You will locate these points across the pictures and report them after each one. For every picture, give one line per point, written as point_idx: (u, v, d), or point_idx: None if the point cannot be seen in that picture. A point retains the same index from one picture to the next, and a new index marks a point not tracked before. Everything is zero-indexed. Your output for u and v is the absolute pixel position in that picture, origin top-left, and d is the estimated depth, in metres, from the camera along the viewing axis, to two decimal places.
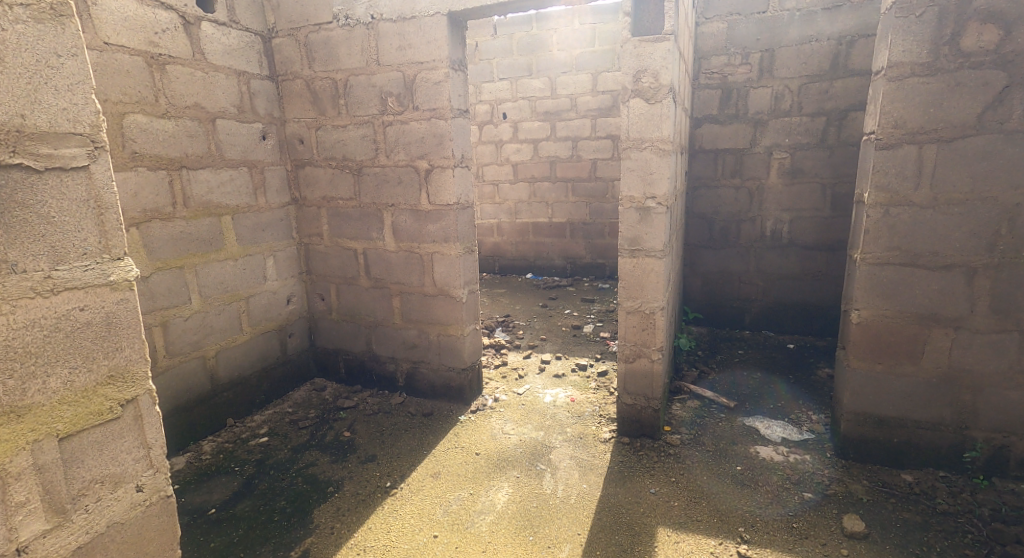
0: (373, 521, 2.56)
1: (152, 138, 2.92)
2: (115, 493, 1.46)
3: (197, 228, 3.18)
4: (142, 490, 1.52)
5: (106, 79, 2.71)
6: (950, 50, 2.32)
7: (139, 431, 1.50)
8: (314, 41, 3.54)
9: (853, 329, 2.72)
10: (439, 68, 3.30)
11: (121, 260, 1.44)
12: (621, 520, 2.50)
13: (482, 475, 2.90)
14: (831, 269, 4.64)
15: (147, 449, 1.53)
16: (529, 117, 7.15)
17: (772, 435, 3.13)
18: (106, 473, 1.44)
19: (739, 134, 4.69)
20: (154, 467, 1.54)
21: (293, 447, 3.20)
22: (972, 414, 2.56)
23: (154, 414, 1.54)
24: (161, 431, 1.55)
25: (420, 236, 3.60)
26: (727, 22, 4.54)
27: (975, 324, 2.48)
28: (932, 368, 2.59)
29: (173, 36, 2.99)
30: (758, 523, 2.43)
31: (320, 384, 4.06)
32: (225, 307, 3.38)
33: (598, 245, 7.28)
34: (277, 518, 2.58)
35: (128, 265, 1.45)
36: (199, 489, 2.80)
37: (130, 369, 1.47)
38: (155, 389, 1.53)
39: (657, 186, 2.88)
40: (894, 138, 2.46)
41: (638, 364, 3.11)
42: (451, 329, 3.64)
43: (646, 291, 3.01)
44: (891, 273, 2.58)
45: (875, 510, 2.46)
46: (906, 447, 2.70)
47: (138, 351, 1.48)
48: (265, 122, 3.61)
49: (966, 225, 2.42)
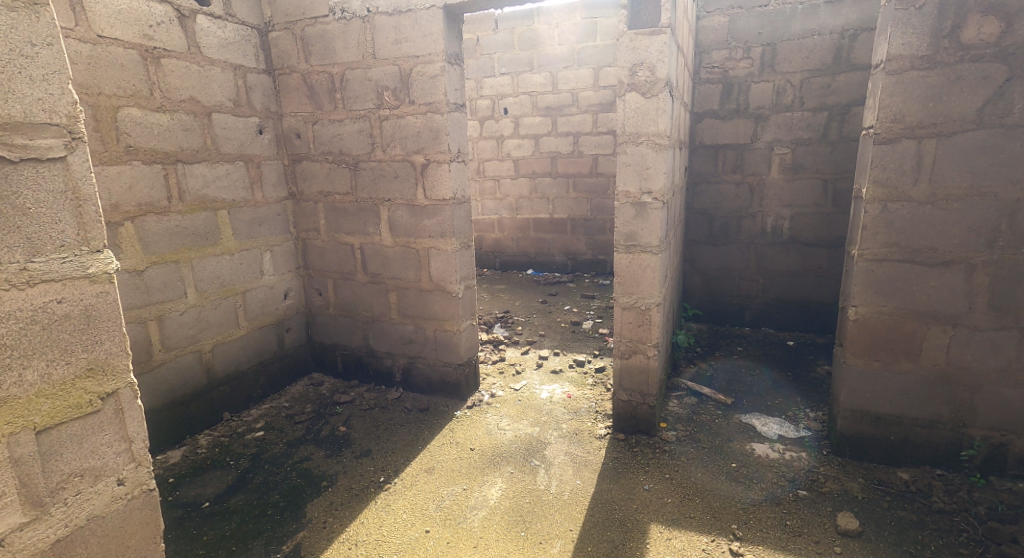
0: (365, 516, 2.56)
1: (146, 131, 2.91)
2: (96, 487, 1.46)
3: (192, 222, 3.17)
4: (124, 483, 1.52)
5: (100, 72, 2.70)
6: (950, 43, 2.28)
7: (120, 425, 1.50)
8: (311, 35, 3.52)
9: (850, 326, 2.69)
10: (435, 62, 3.29)
11: (101, 253, 1.43)
12: (614, 516, 2.49)
13: (476, 471, 2.89)
14: (831, 266, 4.61)
15: (129, 442, 1.52)
16: (530, 112, 7.12)
17: (768, 433, 3.12)
18: (85, 467, 1.44)
19: (739, 129, 4.65)
20: (137, 461, 1.54)
21: (289, 442, 3.20)
22: (970, 412, 2.53)
23: (136, 408, 1.54)
24: (143, 425, 1.54)
25: (417, 231, 3.59)
26: (729, 16, 4.50)
27: (974, 322, 2.45)
28: (929, 365, 2.56)
29: (168, 29, 2.98)
30: (752, 519, 2.42)
31: (317, 379, 4.06)
32: (222, 302, 3.38)
33: (599, 241, 7.26)
34: (270, 512, 2.58)
35: (107, 258, 1.44)
36: (194, 482, 2.80)
37: (110, 362, 1.47)
38: (136, 382, 1.52)
39: (653, 180, 2.86)
40: (892, 132, 2.42)
41: (634, 360, 3.10)
42: (448, 324, 3.64)
43: (641, 288, 2.99)
44: (889, 269, 2.55)
45: (870, 508, 2.44)
46: (902, 445, 2.67)
47: (118, 345, 1.48)
48: (261, 117, 3.60)
49: (965, 221, 2.39)
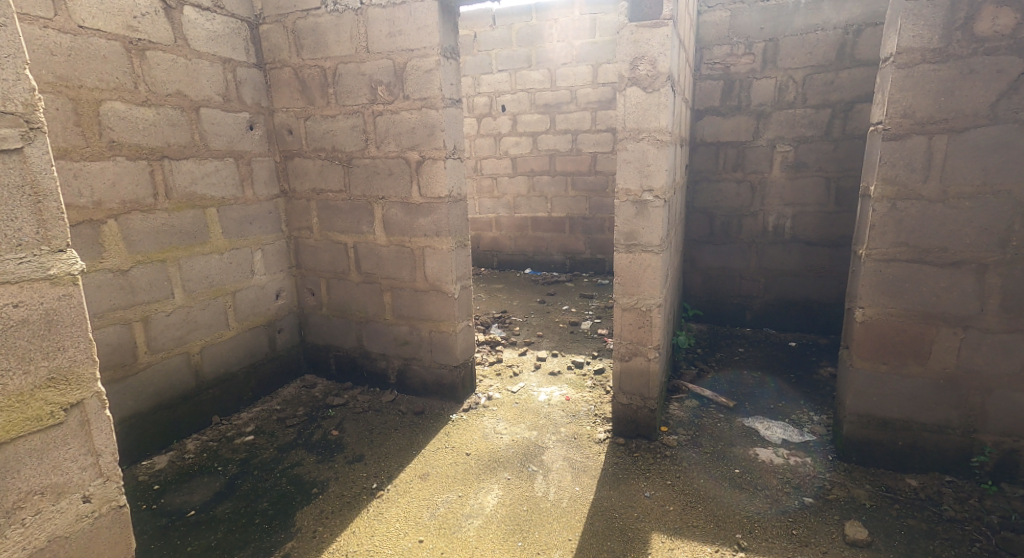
0: (357, 524, 2.47)
1: (131, 126, 2.81)
2: (58, 505, 1.37)
3: (180, 221, 3.08)
4: (90, 500, 1.43)
5: (81, 64, 2.61)
6: (963, 35, 2.20)
7: (86, 438, 1.41)
8: (302, 28, 3.43)
9: (857, 328, 2.61)
10: (430, 56, 3.20)
11: (64, 252, 1.35)
12: (614, 525, 2.41)
13: (471, 477, 2.81)
14: (834, 265, 4.54)
15: (95, 456, 1.44)
16: (528, 110, 7.03)
17: (772, 437, 3.04)
18: (46, 484, 1.35)
19: (741, 126, 4.57)
20: (104, 476, 1.46)
21: (279, 446, 3.12)
22: (981, 417, 2.45)
23: (104, 419, 1.45)
24: (111, 437, 1.46)
25: (411, 229, 3.50)
26: (731, 11, 4.42)
27: (985, 324, 2.37)
28: (938, 368, 2.48)
29: (153, 20, 2.88)
30: (756, 528, 2.34)
31: (310, 381, 3.97)
32: (211, 302, 3.29)
33: (598, 240, 7.17)
34: (258, 521, 2.50)
35: (71, 258, 1.35)
36: (179, 490, 2.71)
37: (74, 371, 1.38)
38: (104, 392, 1.44)
39: (654, 178, 2.77)
40: (902, 128, 2.34)
41: (634, 362, 3.02)
42: (443, 325, 3.55)
43: (642, 288, 2.91)
44: (897, 269, 2.47)
45: (878, 517, 2.36)
46: (910, 450, 2.60)
47: (83, 352, 1.39)
48: (252, 112, 3.51)
49: (977, 220, 2.31)
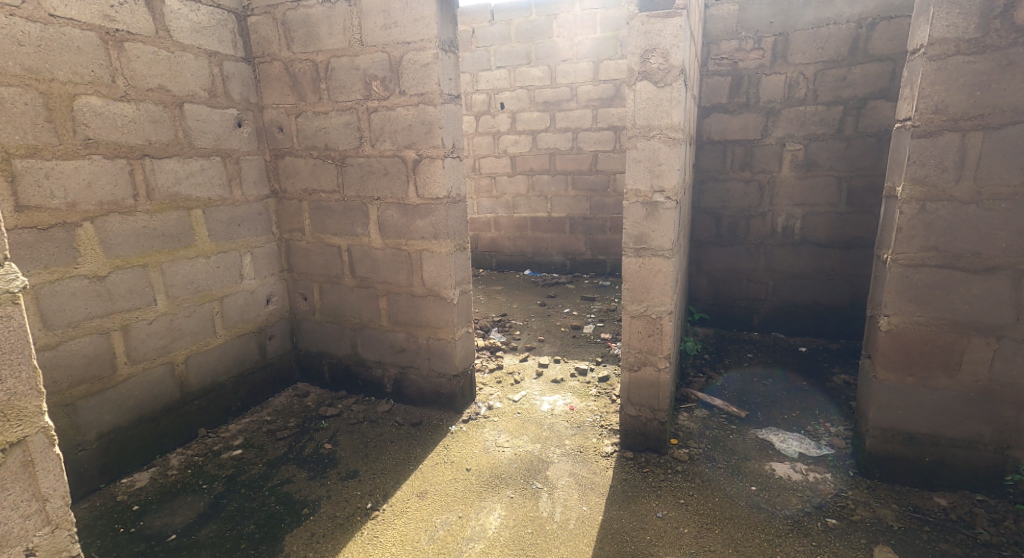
0: (349, 550, 2.31)
1: (108, 122, 2.64)
2: None
3: (163, 223, 2.90)
4: (36, 552, 1.39)
5: (53, 56, 2.44)
6: (1001, 24, 2.05)
7: (30, 482, 1.38)
8: (293, 20, 3.26)
9: (881, 337, 2.46)
10: (428, 49, 3.03)
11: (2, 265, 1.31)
12: (625, 550, 2.26)
13: (472, 495, 2.65)
14: (845, 267, 4.39)
15: (42, 502, 1.40)
16: (528, 107, 6.87)
17: (788, 451, 2.89)
18: None
19: (750, 124, 4.42)
20: (52, 523, 1.42)
21: (269, 461, 2.95)
22: (1015, 432, 2.30)
23: (51, 459, 1.41)
24: (59, 479, 1.43)
25: (408, 232, 3.34)
26: (739, 4, 4.27)
27: (1021, 334, 2.22)
28: (969, 381, 2.33)
29: (132, 10, 2.71)
30: (778, 554, 2.19)
31: (302, 390, 3.80)
32: (197, 308, 3.12)
33: (599, 240, 7.02)
34: (244, 546, 2.34)
35: (9, 272, 1.31)
36: (161, 511, 2.54)
37: (15, 406, 1.34)
38: (51, 428, 1.40)
39: (665, 178, 2.62)
40: (933, 124, 2.19)
41: (644, 372, 2.87)
42: (442, 332, 3.40)
43: (653, 295, 2.76)
44: (926, 275, 2.32)
45: (907, 541, 2.21)
46: (938, 467, 2.45)
47: (25, 384, 1.35)
48: (240, 108, 3.34)
49: (1014, 223, 2.16)
